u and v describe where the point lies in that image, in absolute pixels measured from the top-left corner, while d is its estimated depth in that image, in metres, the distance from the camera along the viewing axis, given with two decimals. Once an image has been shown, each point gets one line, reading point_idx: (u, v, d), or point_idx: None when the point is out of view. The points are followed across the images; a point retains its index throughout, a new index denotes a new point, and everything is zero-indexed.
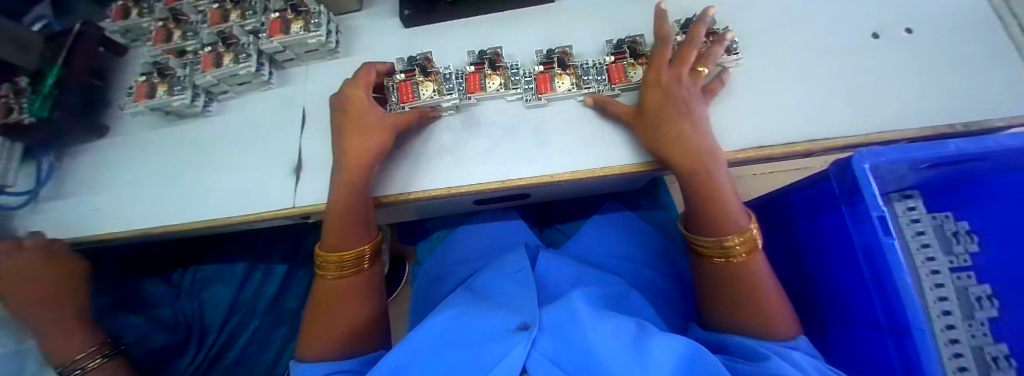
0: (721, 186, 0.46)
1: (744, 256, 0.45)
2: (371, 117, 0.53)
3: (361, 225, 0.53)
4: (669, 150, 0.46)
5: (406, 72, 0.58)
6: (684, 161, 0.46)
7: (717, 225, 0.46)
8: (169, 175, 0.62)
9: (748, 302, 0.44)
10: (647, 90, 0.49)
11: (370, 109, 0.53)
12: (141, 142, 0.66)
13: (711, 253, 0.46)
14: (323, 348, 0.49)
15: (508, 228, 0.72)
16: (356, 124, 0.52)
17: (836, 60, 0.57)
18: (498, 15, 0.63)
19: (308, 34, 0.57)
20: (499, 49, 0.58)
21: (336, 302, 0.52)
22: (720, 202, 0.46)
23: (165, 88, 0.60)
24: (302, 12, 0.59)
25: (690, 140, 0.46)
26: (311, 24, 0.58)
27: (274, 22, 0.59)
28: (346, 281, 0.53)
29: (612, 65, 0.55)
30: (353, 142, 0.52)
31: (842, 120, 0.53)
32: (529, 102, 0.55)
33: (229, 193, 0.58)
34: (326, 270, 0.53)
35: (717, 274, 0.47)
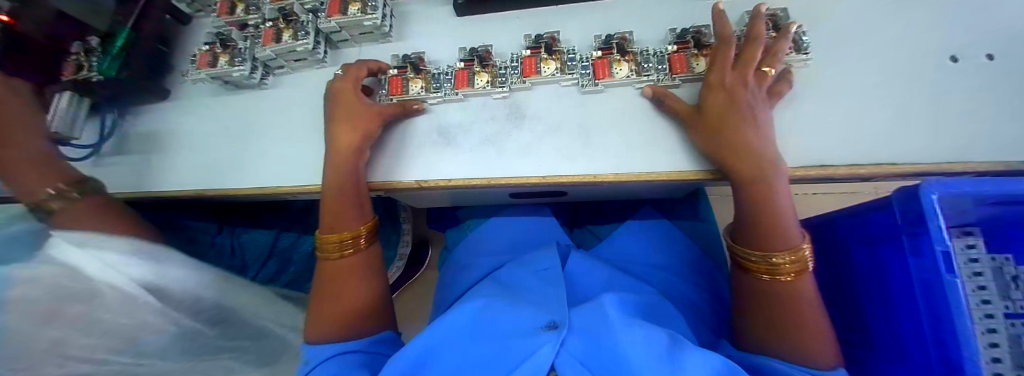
0: (780, 199, 0.44)
1: (792, 277, 0.44)
2: (357, 108, 0.54)
3: (351, 210, 0.55)
4: (730, 157, 0.45)
5: (465, 61, 0.59)
6: (744, 171, 0.45)
7: (768, 241, 0.44)
8: (224, 142, 0.65)
9: (795, 325, 0.43)
10: (712, 90, 0.47)
11: (358, 101, 0.55)
12: (200, 108, 0.69)
13: (764, 270, 0.44)
14: (332, 332, 0.51)
15: (540, 224, 0.72)
16: (348, 113, 0.54)
17: (911, 81, 0.53)
18: (551, 10, 0.62)
19: (365, 16, 0.58)
20: (557, 33, 0.58)
21: (338, 285, 0.53)
22: (778, 217, 0.44)
23: (227, 58, 0.62)
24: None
25: (752, 148, 0.44)
26: (368, 7, 0.59)
27: (333, 2, 0.60)
28: (347, 264, 0.54)
29: (674, 55, 0.53)
30: (340, 126, 0.54)
31: (911, 145, 0.50)
32: (585, 87, 0.55)
33: (278, 165, 0.60)
34: (327, 253, 0.54)
35: (762, 290, 0.45)
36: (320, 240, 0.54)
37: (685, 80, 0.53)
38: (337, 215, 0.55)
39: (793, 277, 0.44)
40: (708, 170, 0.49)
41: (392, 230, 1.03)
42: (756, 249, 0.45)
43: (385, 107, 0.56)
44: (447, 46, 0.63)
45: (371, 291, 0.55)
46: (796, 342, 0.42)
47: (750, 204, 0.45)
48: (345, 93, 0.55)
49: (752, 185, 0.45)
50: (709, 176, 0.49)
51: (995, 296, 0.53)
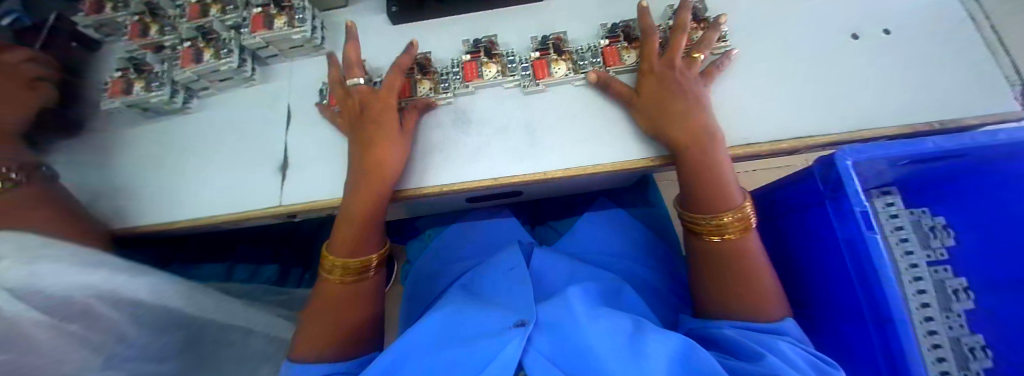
0: (724, 168, 0.47)
1: (739, 234, 0.47)
2: (393, 129, 0.51)
3: (370, 235, 0.53)
4: (669, 130, 0.47)
5: (405, 68, 0.58)
6: (680, 136, 0.47)
7: (711, 203, 0.48)
8: (148, 175, 0.60)
9: (741, 278, 0.46)
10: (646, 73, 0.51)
11: (390, 120, 0.51)
12: (117, 140, 0.64)
13: (708, 230, 0.48)
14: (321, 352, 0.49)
15: (500, 226, 0.72)
16: (376, 137, 0.50)
17: (821, 60, 0.58)
18: (486, 12, 0.63)
19: (293, 29, 0.56)
20: (494, 37, 0.59)
21: (334, 307, 0.51)
22: (721, 184, 0.47)
23: (143, 84, 0.58)
24: (286, 7, 0.58)
25: (691, 116, 0.47)
26: (295, 20, 0.57)
27: (257, 16, 0.57)
28: (348, 286, 0.53)
29: (606, 48, 0.56)
30: (376, 136, 0.50)
31: (827, 116, 0.54)
32: (525, 88, 0.56)
33: (212, 194, 0.56)
34: (331, 273, 0.53)
35: (710, 250, 0.49)
36: (327, 259, 0.53)
37: (620, 72, 0.55)
38: (356, 239, 0.52)
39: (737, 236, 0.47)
40: (651, 157, 0.51)
41: None
42: (703, 215, 0.48)
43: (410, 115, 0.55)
44: (384, 54, 0.61)
45: (364, 316, 0.53)
46: (746, 297, 0.46)
47: (687, 174, 0.48)
48: (386, 107, 0.52)
49: (690, 156, 0.47)
50: (652, 163, 0.51)
51: (917, 249, 0.62)
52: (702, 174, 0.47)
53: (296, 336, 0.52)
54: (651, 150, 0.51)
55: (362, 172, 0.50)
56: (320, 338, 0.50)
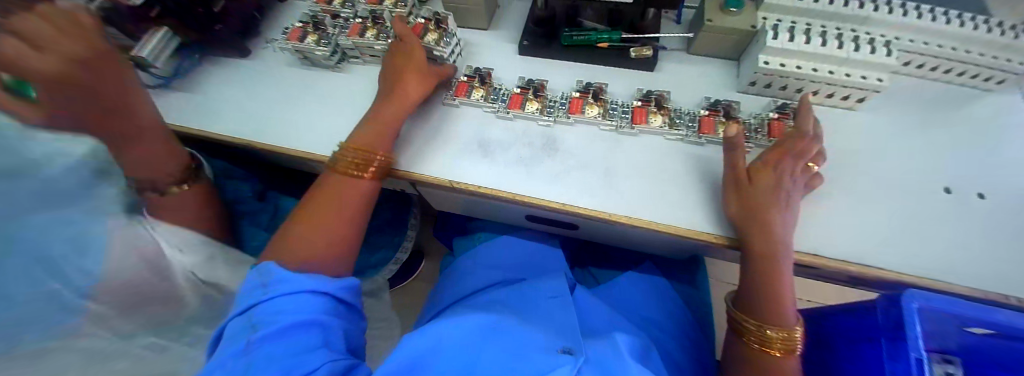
0: (787, 289, 0.50)
1: (781, 353, 0.48)
2: (423, 69, 0.64)
3: (384, 137, 0.59)
4: (749, 226, 0.50)
5: (521, 88, 0.67)
6: (759, 246, 0.50)
7: (769, 314, 0.49)
8: (286, 106, 0.71)
9: None
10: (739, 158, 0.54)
11: (423, 66, 0.64)
12: (272, 73, 0.77)
13: (756, 340, 0.50)
14: (299, 255, 0.51)
15: (546, 254, 0.76)
16: (401, 71, 0.62)
17: (904, 201, 0.59)
18: (602, 67, 0.70)
19: (437, 47, 0.67)
20: (604, 84, 0.66)
21: (327, 204, 0.54)
22: (782, 301, 0.49)
23: (315, 38, 0.70)
24: (441, 27, 0.69)
25: (773, 233, 0.49)
26: (442, 39, 0.68)
27: (417, 25, 0.69)
28: (349, 181, 0.56)
29: (704, 117, 0.61)
30: (407, 69, 0.63)
31: (900, 258, 0.55)
32: (621, 129, 0.62)
33: (330, 138, 0.67)
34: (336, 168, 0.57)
35: (754, 359, 0.50)
36: (336, 157, 0.58)
37: (707, 140, 0.60)
38: (373, 136, 0.59)
39: (780, 354, 0.48)
40: (716, 235, 0.54)
41: (395, 232, 1.02)
42: (761, 322, 0.49)
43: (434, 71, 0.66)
44: (504, 76, 0.71)
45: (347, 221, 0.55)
46: None
47: (755, 279, 0.51)
48: (411, 54, 0.63)
49: (768, 271, 0.50)
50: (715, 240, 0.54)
51: None
52: (768, 289, 0.49)
53: (280, 232, 0.53)
54: (719, 229, 0.55)
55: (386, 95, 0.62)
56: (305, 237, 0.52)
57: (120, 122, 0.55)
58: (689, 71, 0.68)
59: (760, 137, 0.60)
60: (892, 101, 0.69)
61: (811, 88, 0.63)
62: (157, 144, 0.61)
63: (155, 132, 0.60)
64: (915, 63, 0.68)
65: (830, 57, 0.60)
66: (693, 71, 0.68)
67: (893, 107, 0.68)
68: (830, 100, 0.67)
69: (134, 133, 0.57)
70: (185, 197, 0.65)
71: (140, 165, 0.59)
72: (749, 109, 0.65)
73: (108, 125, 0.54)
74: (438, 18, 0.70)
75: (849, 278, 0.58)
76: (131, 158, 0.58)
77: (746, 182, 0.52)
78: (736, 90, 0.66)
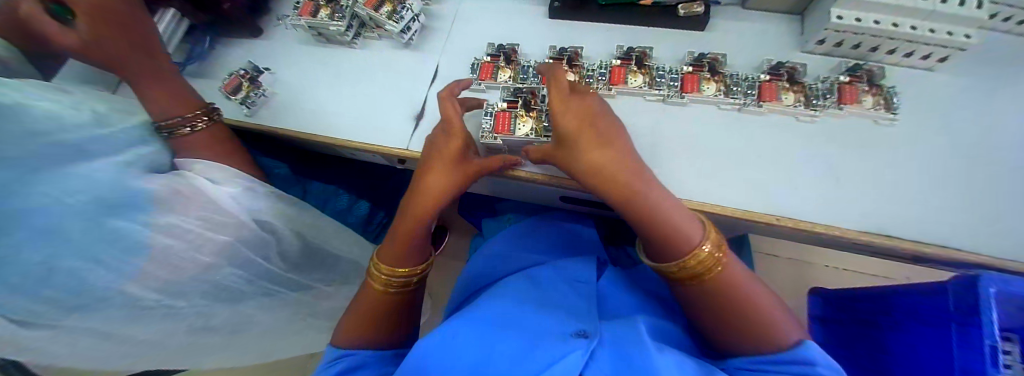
0: (666, 211, 0.43)
1: (712, 273, 0.43)
2: (458, 166, 0.52)
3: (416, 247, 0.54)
4: (568, 141, 0.46)
5: (554, 59, 0.61)
6: (587, 158, 0.45)
7: (669, 240, 0.44)
8: (303, 88, 0.67)
9: (738, 316, 0.43)
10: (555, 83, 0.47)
11: (461, 160, 0.52)
12: (285, 52, 0.72)
13: (678, 275, 0.44)
14: (360, 338, 0.52)
15: (579, 234, 0.73)
16: (431, 168, 0.53)
17: (999, 176, 0.51)
18: (645, 29, 0.62)
19: (538, 139, 0.54)
20: (649, 49, 0.59)
21: (370, 317, 0.53)
22: (670, 233, 0.43)
23: (327, 12, 0.65)
24: (532, 109, 0.56)
25: (591, 141, 0.45)
26: (541, 128, 0.55)
27: (501, 114, 0.57)
28: (392, 295, 0.54)
29: (765, 83, 0.54)
30: (443, 161, 0.52)
31: (986, 238, 0.48)
32: (669, 99, 0.56)
33: (353, 119, 0.63)
34: (375, 280, 0.55)
35: (699, 294, 0.45)
36: (375, 266, 0.55)
37: (768, 109, 0.54)
38: (404, 251, 0.54)
39: (712, 273, 0.43)
40: (773, 215, 0.50)
41: None
42: (667, 263, 0.45)
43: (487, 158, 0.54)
44: (531, 51, 0.64)
45: (399, 317, 0.55)
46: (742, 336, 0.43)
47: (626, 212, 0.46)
48: (454, 141, 0.52)
49: (626, 202, 0.45)
50: (770, 221, 0.49)
51: None
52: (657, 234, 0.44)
53: (344, 318, 0.56)
54: (779, 208, 0.50)
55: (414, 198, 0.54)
56: (371, 324, 0.53)
57: (137, 61, 0.57)
58: (747, 30, 0.60)
59: (830, 103, 0.54)
60: (986, 58, 0.58)
61: (891, 46, 0.55)
62: (177, 89, 0.60)
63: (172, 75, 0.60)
64: (1014, 18, 0.56)
65: (915, 10, 0.50)
66: (751, 30, 0.60)
67: (993, 65, 0.57)
68: (909, 60, 0.57)
69: (150, 72, 0.58)
70: (206, 135, 0.60)
71: (160, 102, 0.58)
72: (816, 72, 0.57)
73: (125, 56, 0.56)
74: (525, 98, 0.57)
75: (920, 258, 0.53)
76: (149, 94, 0.58)
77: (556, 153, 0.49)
78: (801, 50, 0.58)
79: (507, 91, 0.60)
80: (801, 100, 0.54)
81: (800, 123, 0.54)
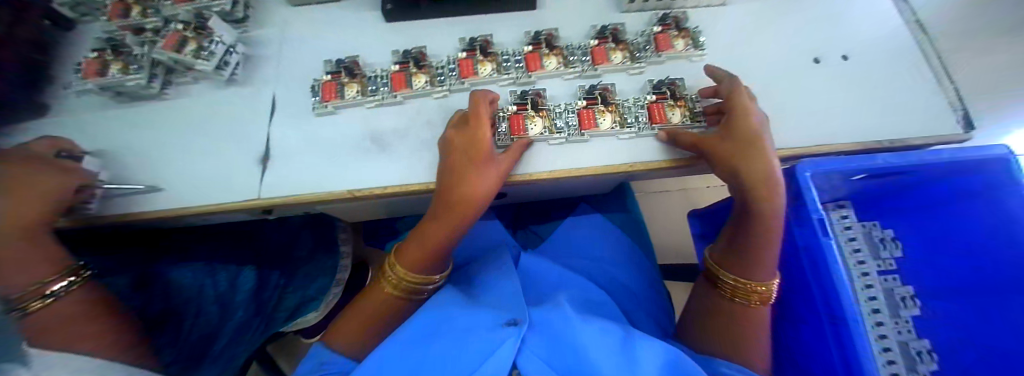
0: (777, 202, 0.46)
1: (756, 304, 0.49)
2: (490, 168, 0.48)
3: (432, 257, 0.52)
4: (745, 143, 0.46)
5: (400, 63, 0.59)
6: (742, 151, 0.46)
7: (753, 267, 0.48)
8: (115, 159, 0.56)
9: (749, 339, 0.49)
10: (746, 114, 0.48)
11: (490, 158, 0.49)
12: (84, 123, 0.59)
13: (731, 291, 0.50)
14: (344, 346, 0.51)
15: (484, 228, 0.72)
16: (460, 170, 0.48)
17: (789, 80, 0.61)
18: (481, 17, 0.63)
19: (553, 135, 0.53)
20: (489, 36, 0.60)
21: (370, 317, 0.52)
22: (759, 215, 0.47)
23: (119, 66, 0.56)
24: (542, 109, 0.55)
25: (761, 148, 0.46)
26: (693, 113, 0.55)
27: (513, 116, 0.54)
28: (393, 301, 0.53)
29: (595, 48, 0.58)
30: (456, 156, 0.48)
31: (795, 133, 0.57)
32: (519, 81, 0.58)
33: (190, 181, 0.54)
34: (384, 283, 0.53)
35: (722, 306, 0.51)
36: (387, 265, 0.53)
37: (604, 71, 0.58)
38: (416, 253, 0.51)
39: (758, 305, 0.49)
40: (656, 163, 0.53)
41: (328, 254, 0.79)
42: (742, 273, 0.49)
43: (507, 157, 0.50)
44: (374, 59, 0.61)
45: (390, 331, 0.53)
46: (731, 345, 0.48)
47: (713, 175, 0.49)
48: (484, 138, 0.48)
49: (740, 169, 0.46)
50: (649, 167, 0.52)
51: (868, 259, 0.65)
52: (757, 201, 0.46)
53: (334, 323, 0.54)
54: (643, 157, 0.53)
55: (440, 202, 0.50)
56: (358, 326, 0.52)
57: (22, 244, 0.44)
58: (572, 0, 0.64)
59: (651, 54, 0.59)
60: None
61: None
62: (31, 259, 0.45)
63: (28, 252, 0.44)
64: None
65: None
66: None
67: None
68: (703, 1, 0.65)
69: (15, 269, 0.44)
70: (77, 302, 0.46)
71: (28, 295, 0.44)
72: (638, 26, 0.63)
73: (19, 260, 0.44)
74: (533, 100, 0.56)
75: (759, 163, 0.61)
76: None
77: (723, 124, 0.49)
78: (620, 11, 0.64)
79: (578, 90, 0.58)
80: (627, 57, 0.59)
81: (632, 76, 0.59)
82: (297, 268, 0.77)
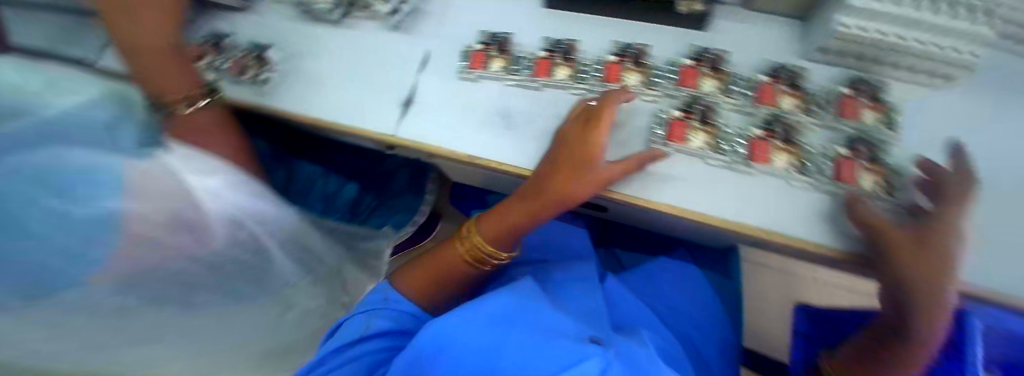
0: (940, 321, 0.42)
1: None
2: (593, 175, 0.49)
3: (509, 233, 0.57)
4: (889, 244, 0.42)
5: (548, 50, 0.58)
6: (919, 273, 0.41)
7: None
8: (284, 65, 0.64)
9: None
10: (893, 227, 0.42)
11: (592, 166, 0.49)
12: (269, 26, 0.68)
13: None
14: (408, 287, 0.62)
15: (570, 230, 0.72)
16: (562, 169, 0.50)
17: None
18: (645, 26, 0.58)
19: (714, 156, 0.50)
20: (647, 47, 0.56)
21: (437, 267, 0.61)
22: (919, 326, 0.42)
23: None
24: (710, 123, 0.51)
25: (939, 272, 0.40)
26: (890, 185, 0.47)
27: (675, 122, 0.52)
28: (463, 264, 0.61)
29: (764, 85, 0.52)
30: (564, 153, 0.50)
31: None
32: (671, 96, 0.53)
33: (339, 102, 0.60)
34: (459, 244, 0.62)
35: None
36: (471, 230, 0.60)
37: (765, 113, 0.51)
38: (498, 227, 0.58)
39: None
40: (803, 236, 0.47)
41: (412, 198, 0.92)
42: None
43: (623, 166, 0.49)
44: (526, 40, 0.61)
45: (461, 282, 0.62)
46: None
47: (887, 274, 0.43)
48: (597, 144, 0.49)
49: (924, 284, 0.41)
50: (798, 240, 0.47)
51: None
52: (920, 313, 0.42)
53: (412, 267, 0.65)
54: (785, 223, 0.48)
55: (531, 191, 0.54)
56: (428, 281, 0.61)
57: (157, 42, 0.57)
58: (751, 35, 0.57)
59: (828, 114, 0.52)
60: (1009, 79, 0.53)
61: (893, 59, 0.51)
62: (171, 77, 0.58)
63: (172, 62, 0.58)
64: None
65: (900, 19, 0.46)
66: (757, 33, 0.57)
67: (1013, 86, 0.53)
68: (911, 76, 0.52)
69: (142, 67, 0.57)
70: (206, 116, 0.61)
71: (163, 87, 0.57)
72: (819, 83, 0.54)
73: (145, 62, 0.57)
74: (701, 110, 0.52)
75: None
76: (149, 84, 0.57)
77: (928, 229, 0.41)
78: (802, 58, 0.55)
79: (756, 116, 0.52)
80: (799, 106, 0.51)
81: (805, 129, 0.52)
82: (388, 197, 0.91)
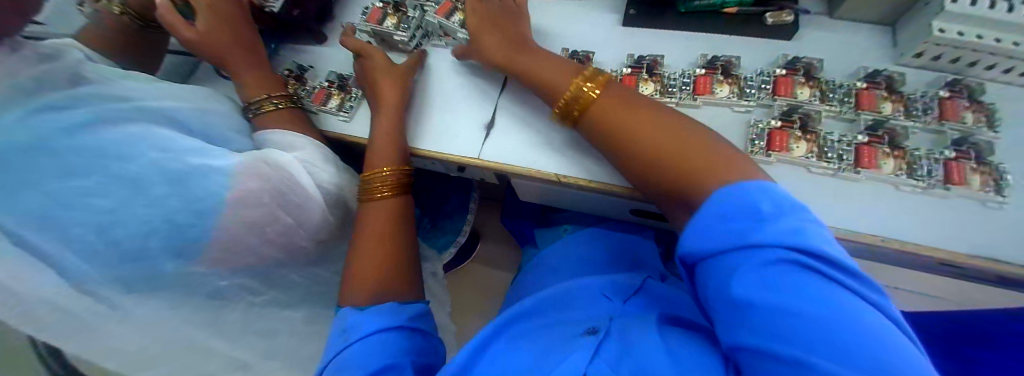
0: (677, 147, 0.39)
1: None
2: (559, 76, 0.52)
3: (395, 147, 0.56)
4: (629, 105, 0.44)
5: (633, 67, 0.58)
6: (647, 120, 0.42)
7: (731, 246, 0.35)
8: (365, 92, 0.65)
9: None
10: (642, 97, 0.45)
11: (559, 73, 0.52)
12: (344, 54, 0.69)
13: None
14: (368, 288, 0.49)
15: (643, 246, 0.71)
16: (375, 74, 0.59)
17: None
18: (727, 40, 0.59)
19: (820, 163, 0.50)
20: (736, 58, 0.56)
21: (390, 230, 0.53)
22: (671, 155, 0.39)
23: (394, 20, 0.64)
24: (812, 132, 0.52)
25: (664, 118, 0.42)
26: (998, 184, 0.47)
27: (774, 132, 0.52)
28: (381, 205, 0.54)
29: (864, 91, 0.52)
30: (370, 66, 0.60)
31: None
32: (769, 109, 0.54)
33: (422, 126, 0.61)
34: (371, 193, 0.54)
35: None
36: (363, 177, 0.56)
37: (866, 119, 0.52)
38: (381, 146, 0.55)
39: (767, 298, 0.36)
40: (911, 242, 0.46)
41: (458, 217, 0.95)
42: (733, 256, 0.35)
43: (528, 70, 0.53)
44: (605, 58, 0.61)
45: (403, 251, 0.53)
46: None
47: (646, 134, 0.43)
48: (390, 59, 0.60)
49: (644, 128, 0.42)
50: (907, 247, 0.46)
51: None
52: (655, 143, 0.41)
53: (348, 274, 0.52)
54: (895, 231, 0.47)
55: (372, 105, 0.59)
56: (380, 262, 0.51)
57: (236, 51, 0.59)
58: (835, 43, 0.58)
59: (928, 117, 0.52)
60: None
61: (990, 61, 0.51)
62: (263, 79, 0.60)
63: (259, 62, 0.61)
64: None
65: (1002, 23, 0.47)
66: (841, 42, 0.58)
67: None
68: (1005, 76, 0.53)
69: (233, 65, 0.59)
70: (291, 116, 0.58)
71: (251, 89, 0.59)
72: (909, 88, 0.55)
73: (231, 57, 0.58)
74: (803, 118, 0.52)
75: (1010, 282, 0.50)
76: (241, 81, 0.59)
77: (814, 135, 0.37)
78: (893, 63, 0.56)
79: (853, 124, 0.53)
80: (900, 110, 0.52)
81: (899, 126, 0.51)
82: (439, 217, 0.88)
